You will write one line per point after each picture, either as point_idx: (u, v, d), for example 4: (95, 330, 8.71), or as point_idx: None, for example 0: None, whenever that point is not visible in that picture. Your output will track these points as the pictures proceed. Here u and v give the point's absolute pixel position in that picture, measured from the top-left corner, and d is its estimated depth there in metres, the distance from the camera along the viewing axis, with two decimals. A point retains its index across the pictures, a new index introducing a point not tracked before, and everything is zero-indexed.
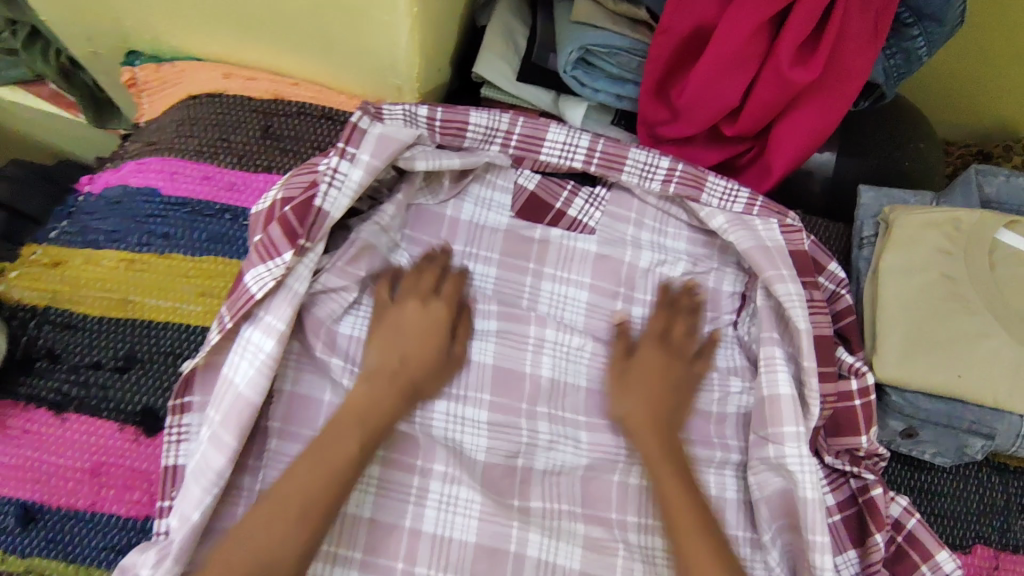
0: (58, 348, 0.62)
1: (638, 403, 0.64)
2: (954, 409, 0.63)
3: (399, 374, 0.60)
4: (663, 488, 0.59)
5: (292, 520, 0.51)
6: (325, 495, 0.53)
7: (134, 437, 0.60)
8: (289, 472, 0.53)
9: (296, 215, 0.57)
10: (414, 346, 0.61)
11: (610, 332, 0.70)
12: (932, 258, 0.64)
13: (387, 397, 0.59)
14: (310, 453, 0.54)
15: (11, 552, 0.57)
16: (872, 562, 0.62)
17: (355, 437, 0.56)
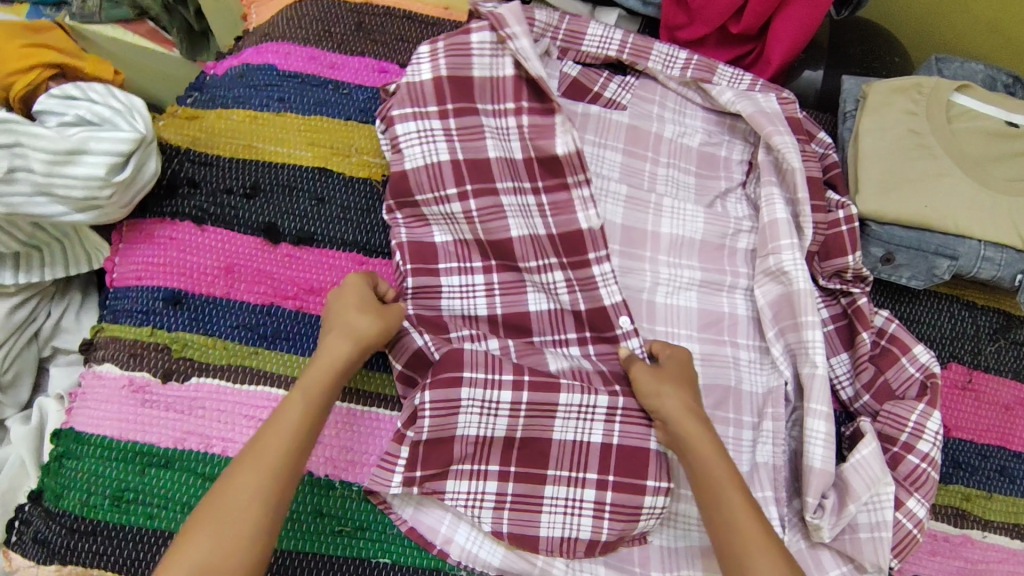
0: (197, 177, 0.76)
1: (676, 397, 0.64)
2: (922, 236, 0.78)
3: (334, 339, 0.63)
4: (707, 458, 0.61)
5: (269, 484, 0.55)
6: (260, 488, 0.55)
7: (261, 245, 0.74)
8: (229, 472, 0.55)
9: (476, 82, 0.78)
10: (351, 316, 0.64)
11: (641, 185, 0.84)
12: (901, 118, 0.80)
13: (329, 363, 0.62)
14: (245, 459, 0.56)
15: (162, 326, 0.70)
16: (861, 356, 0.75)
17: (292, 412, 0.58)
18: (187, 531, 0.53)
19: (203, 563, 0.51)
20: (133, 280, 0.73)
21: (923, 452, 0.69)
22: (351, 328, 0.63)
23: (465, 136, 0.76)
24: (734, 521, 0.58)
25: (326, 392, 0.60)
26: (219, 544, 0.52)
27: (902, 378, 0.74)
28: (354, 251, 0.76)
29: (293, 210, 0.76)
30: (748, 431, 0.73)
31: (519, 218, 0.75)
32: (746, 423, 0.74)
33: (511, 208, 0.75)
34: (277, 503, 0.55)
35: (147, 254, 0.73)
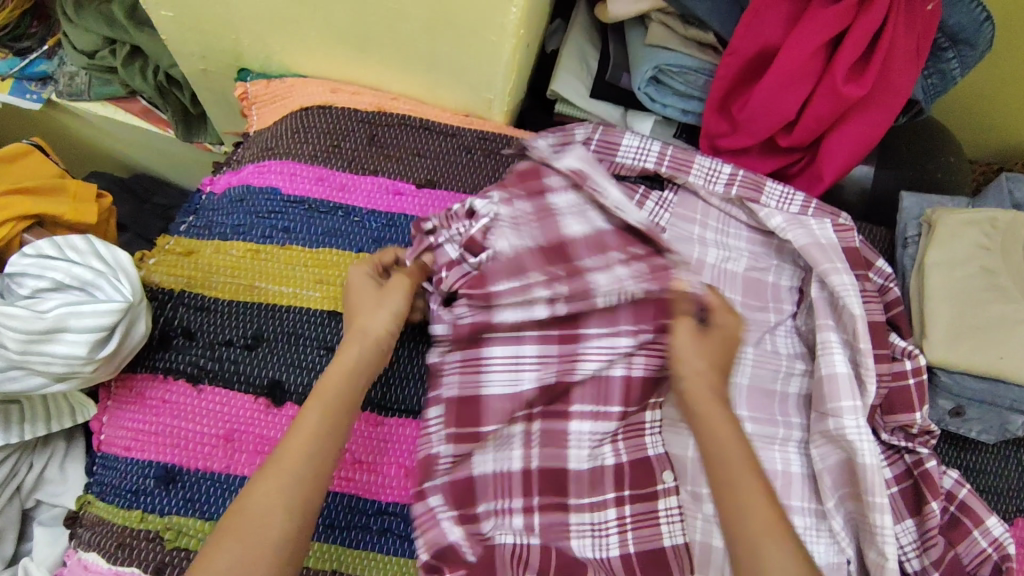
0: (193, 327, 0.69)
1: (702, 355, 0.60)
2: (996, 387, 0.70)
3: (350, 338, 0.61)
4: (719, 426, 0.57)
5: (293, 483, 0.53)
6: (286, 490, 0.52)
7: (263, 407, 0.66)
8: (260, 471, 0.54)
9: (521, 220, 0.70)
10: (365, 311, 0.62)
11: None
12: (973, 252, 0.72)
13: (352, 360, 0.60)
14: (270, 461, 0.54)
15: (153, 510, 0.63)
16: (929, 528, 0.68)
17: (320, 409, 0.56)
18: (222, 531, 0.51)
19: (234, 564, 0.49)
20: (121, 449, 0.65)
21: None
22: (363, 325, 0.62)
23: None
24: (747, 505, 0.53)
25: (347, 390, 0.58)
26: (248, 544, 0.50)
27: (973, 553, 0.68)
28: (368, 410, 0.67)
29: (299, 362, 0.68)
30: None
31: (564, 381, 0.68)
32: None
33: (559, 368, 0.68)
34: (306, 501, 0.53)
35: (137, 419, 0.66)
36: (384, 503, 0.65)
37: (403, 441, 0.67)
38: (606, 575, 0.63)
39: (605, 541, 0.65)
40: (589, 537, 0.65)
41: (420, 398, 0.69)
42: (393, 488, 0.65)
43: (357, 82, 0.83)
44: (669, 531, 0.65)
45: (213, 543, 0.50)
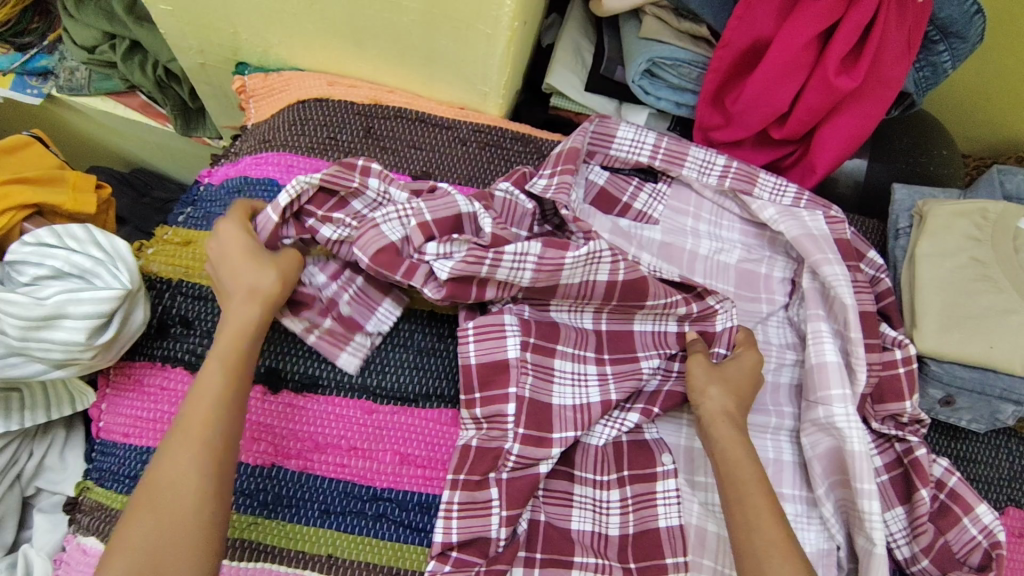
0: (190, 316, 0.70)
1: (724, 392, 0.65)
2: (986, 377, 0.71)
3: (237, 303, 0.62)
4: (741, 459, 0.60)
5: (196, 450, 0.54)
6: (193, 457, 0.54)
7: (262, 394, 0.67)
8: (163, 443, 0.55)
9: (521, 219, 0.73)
10: (245, 270, 0.63)
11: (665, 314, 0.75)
12: (963, 244, 0.73)
13: (242, 322, 0.61)
14: (172, 432, 0.55)
15: None
16: (919, 516, 0.68)
17: (213, 375, 0.58)
18: (133, 504, 0.52)
19: (155, 534, 0.51)
20: (120, 436, 0.66)
21: None
22: (249, 286, 0.62)
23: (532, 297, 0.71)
24: (757, 527, 0.56)
25: (239, 352, 0.60)
26: (166, 515, 0.51)
27: (963, 540, 0.68)
28: (363, 398, 0.68)
29: (297, 351, 0.69)
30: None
31: (571, 388, 0.68)
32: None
33: (563, 373, 0.69)
34: (216, 465, 0.54)
35: (135, 406, 0.67)
36: (378, 489, 0.66)
37: (398, 428, 0.68)
38: (595, 555, 0.64)
39: (606, 518, 0.67)
40: (590, 512, 0.67)
41: (413, 386, 0.70)
42: (407, 480, 0.66)
43: (353, 76, 0.85)
44: (666, 512, 0.66)
45: (131, 514, 0.52)
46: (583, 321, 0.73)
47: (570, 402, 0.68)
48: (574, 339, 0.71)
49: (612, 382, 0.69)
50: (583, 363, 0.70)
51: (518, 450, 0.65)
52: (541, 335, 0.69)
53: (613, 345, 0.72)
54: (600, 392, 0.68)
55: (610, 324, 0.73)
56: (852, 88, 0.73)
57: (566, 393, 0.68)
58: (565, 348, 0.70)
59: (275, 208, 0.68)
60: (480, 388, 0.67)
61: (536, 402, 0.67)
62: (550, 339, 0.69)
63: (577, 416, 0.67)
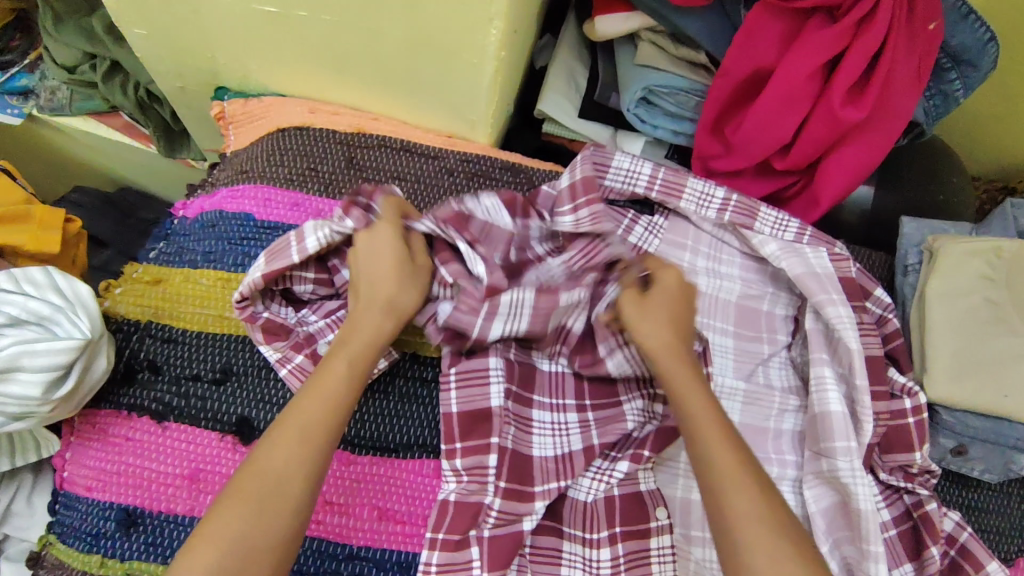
0: (159, 360, 0.66)
1: (662, 326, 0.60)
2: (1000, 426, 0.67)
3: (372, 300, 0.60)
4: (693, 412, 0.55)
5: (313, 446, 0.52)
6: (309, 455, 0.51)
7: (232, 446, 0.64)
8: (268, 431, 0.52)
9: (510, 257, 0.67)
10: (390, 273, 0.61)
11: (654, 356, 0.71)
12: (976, 283, 0.69)
13: (367, 333, 0.58)
14: (283, 422, 0.53)
15: (113, 555, 0.60)
16: (929, 575, 0.65)
17: (342, 371, 0.56)
18: (228, 494, 0.49)
19: (251, 524, 0.48)
20: (83, 489, 0.63)
21: None
22: (390, 295, 0.60)
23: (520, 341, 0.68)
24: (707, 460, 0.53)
25: (371, 353, 0.58)
26: (269, 505, 0.49)
27: None
28: (341, 448, 0.65)
29: (269, 398, 0.65)
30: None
31: (552, 437, 0.66)
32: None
33: (544, 424, 0.66)
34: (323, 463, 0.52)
35: (99, 458, 0.63)
36: (354, 547, 0.62)
37: (377, 481, 0.64)
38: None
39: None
40: (580, 572, 0.62)
41: (394, 435, 0.66)
42: (387, 540, 0.62)
43: (337, 103, 0.81)
44: (662, 571, 0.63)
45: (229, 495, 0.49)
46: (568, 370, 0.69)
47: (553, 453, 0.65)
48: (551, 388, 0.68)
49: (595, 429, 0.66)
50: (563, 412, 0.67)
51: (499, 505, 0.61)
52: (522, 382, 0.67)
53: (596, 390, 0.68)
54: (583, 438, 0.66)
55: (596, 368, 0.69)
56: (859, 120, 0.69)
57: (546, 442, 0.66)
58: (542, 400, 0.68)
59: (302, 252, 0.62)
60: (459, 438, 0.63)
61: (517, 453, 0.64)
62: (528, 386, 0.67)
63: (562, 466, 0.64)
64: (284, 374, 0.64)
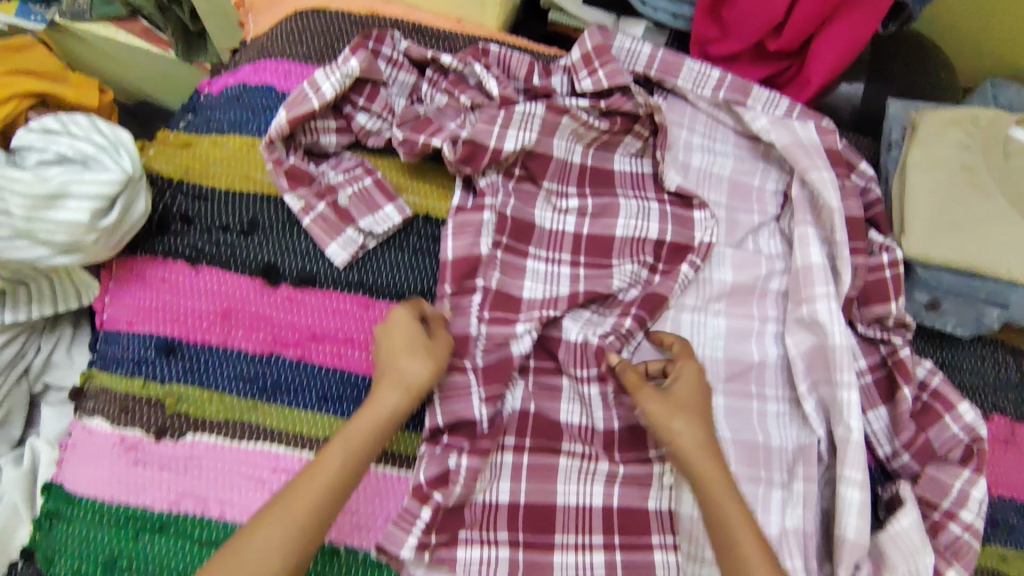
0: (191, 213, 0.71)
1: (689, 426, 0.61)
2: (973, 283, 0.72)
3: (387, 384, 0.61)
4: (717, 494, 0.59)
5: (308, 507, 0.55)
6: (303, 517, 0.54)
7: (261, 288, 0.69)
8: (277, 494, 0.55)
9: (517, 116, 0.73)
10: (404, 358, 0.61)
11: (646, 228, 0.75)
12: (956, 151, 0.74)
13: (373, 419, 0.59)
14: (290, 487, 0.56)
15: (155, 378, 0.66)
16: (901, 413, 0.70)
17: (336, 459, 0.57)
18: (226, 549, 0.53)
19: None
20: (123, 324, 0.68)
21: (966, 522, 0.65)
22: (397, 371, 0.61)
23: (522, 199, 0.75)
24: (726, 526, 0.57)
25: (363, 456, 0.58)
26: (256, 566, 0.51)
27: (945, 438, 0.69)
28: (361, 293, 0.70)
29: (294, 248, 0.71)
30: (775, 487, 0.68)
31: (545, 287, 0.73)
32: (772, 479, 0.68)
33: (540, 274, 0.73)
34: (317, 525, 0.55)
35: (138, 298, 0.69)
36: None
37: None
38: (581, 443, 0.67)
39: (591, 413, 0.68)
40: (577, 404, 0.69)
41: (409, 284, 0.71)
42: None
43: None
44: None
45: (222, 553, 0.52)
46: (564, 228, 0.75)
47: (542, 296, 0.72)
48: (547, 243, 0.75)
49: (583, 278, 0.73)
50: (557, 263, 0.74)
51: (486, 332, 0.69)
52: (513, 233, 0.73)
53: (590, 248, 0.75)
54: (571, 288, 0.73)
55: (592, 229, 0.75)
56: None
57: (536, 289, 0.73)
58: (538, 251, 0.74)
59: (319, 99, 0.69)
60: (451, 280, 0.70)
61: (502, 292, 0.71)
62: (523, 239, 0.74)
63: (547, 303, 0.71)
64: (307, 222, 0.70)
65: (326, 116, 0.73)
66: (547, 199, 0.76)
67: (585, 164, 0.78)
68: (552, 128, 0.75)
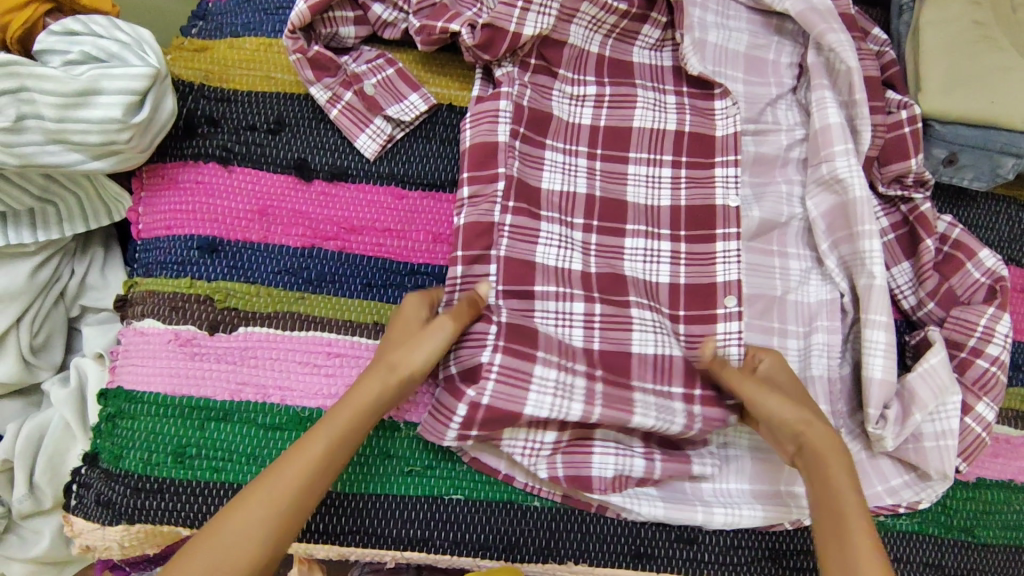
0: (216, 115, 0.71)
1: (789, 404, 0.61)
2: (988, 134, 0.74)
3: (380, 367, 0.60)
4: (838, 483, 0.57)
5: (281, 501, 0.53)
6: (276, 506, 0.53)
7: (294, 184, 0.70)
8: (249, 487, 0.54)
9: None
10: (399, 346, 0.60)
11: (665, 117, 0.75)
12: (967, 8, 0.75)
13: (358, 402, 0.58)
14: (264, 478, 0.54)
15: (200, 276, 0.67)
16: (924, 264, 0.72)
17: (314, 447, 0.56)
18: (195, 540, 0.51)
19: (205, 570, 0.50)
20: (162, 229, 0.69)
21: (994, 356, 0.68)
22: (395, 358, 0.60)
23: (537, 89, 0.74)
24: (843, 516, 0.56)
25: (341, 443, 0.57)
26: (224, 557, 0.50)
27: (968, 284, 0.72)
28: (392, 184, 0.71)
29: (323, 143, 0.71)
30: (794, 341, 0.71)
31: (564, 177, 0.72)
32: (790, 332, 0.72)
33: (556, 163, 0.73)
34: (291, 518, 0.53)
35: (173, 202, 0.69)
36: (416, 264, 0.69)
37: (427, 210, 0.71)
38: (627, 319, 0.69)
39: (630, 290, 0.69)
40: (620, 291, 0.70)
41: (439, 173, 0.72)
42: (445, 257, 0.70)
43: None
44: (724, 267, 0.70)
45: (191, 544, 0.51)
46: (581, 118, 0.75)
47: (560, 188, 0.72)
48: (565, 134, 0.74)
49: (599, 180, 0.73)
50: (575, 155, 0.74)
51: (512, 221, 0.68)
52: (531, 123, 0.72)
53: (607, 139, 0.75)
54: (587, 184, 0.73)
55: (610, 117, 0.75)
56: None
57: (555, 179, 0.72)
58: (555, 143, 0.73)
59: None
60: (469, 168, 0.69)
61: (524, 181, 0.70)
62: (540, 131, 0.73)
63: (565, 200, 0.71)
64: (335, 112, 0.71)
65: (342, 7, 0.72)
66: (563, 90, 0.75)
67: (603, 54, 0.77)
68: (571, 12, 0.75)
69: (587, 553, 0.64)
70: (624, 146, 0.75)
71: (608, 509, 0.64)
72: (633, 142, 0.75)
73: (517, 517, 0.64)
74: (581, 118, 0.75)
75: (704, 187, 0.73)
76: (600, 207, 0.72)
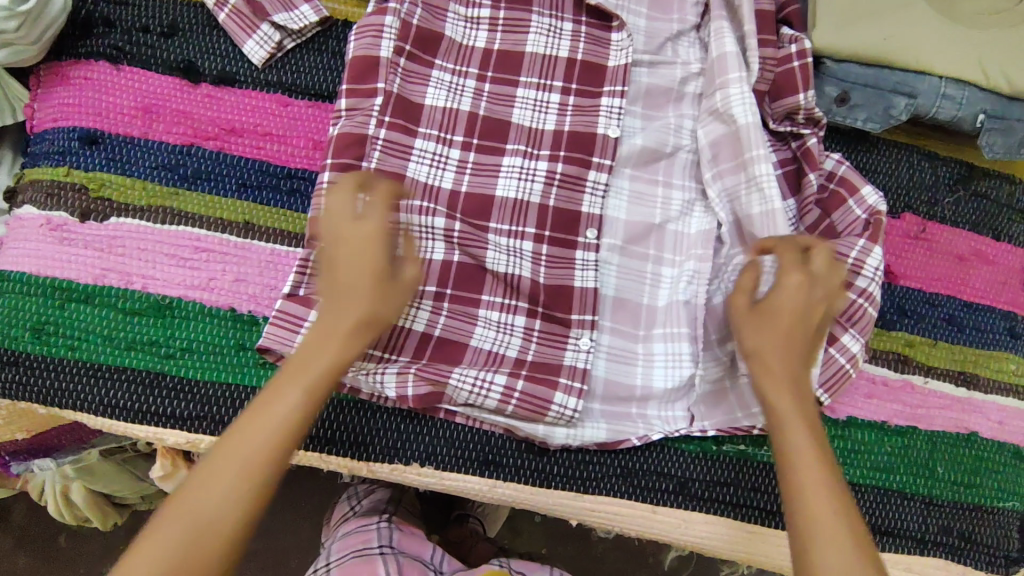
0: (112, 17, 0.72)
1: (772, 344, 0.53)
2: (880, 74, 0.73)
3: (350, 316, 0.52)
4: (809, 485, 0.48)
5: (230, 477, 0.48)
6: (232, 480, 0.48)
7: (181, 86, 0.71)
8: (206, 457, 0.49)
9: None
10: (345, 290, 0.52)
11: (558, 44, 0.75)
12: None
13: (323, 357, 0.52)
14: (216, 450, 0.49)
15: (78, 166, 0.68)
16: (805, 199, 0.72)
17: (286, 406, 0.50)
18: (148, 527, 0.47)
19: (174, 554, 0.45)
20: (50, 122, 0.70)
21: (860, 288, 0.68)
22: (370, 307, 0.53)
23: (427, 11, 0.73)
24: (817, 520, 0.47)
25: (317, 398, 0.51)
26: (190, 538, 0.46)
27: (849, 220, 0.71)
28: (278, 92, 0.72)
29: (214, 49, 0.72)
30: (669, 268, 0.72)
31: (448, 96, 0.72)
32: (667, 260, 0.72)
33: (442, 83, 0.73)
34: (254, 489, 0.48)
35: (62, 97, 0.70)
36: (293, 169, 0.70)
37: (310, 118, 0.72)
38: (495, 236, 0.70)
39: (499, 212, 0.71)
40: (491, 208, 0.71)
41: (326, 85, 0.73)
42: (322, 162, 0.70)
43: None
44: (591, 199, 0.71)
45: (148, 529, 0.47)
46: (473, 41, 0.75)
47: (442, 106, 0.72)
48: (455, 56, 0.74)
49: (485, 99, 0.73)
50: (462, 76, 0.73)
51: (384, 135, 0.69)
52: (417, 43, 0.72)
53: (498, 63, 0.74)
54: (472, 103, 0.73)
55: (503, 41, 0.75)
56: None
57: (440, 96, 0.72)
58: (445, 63, 0.73)
59: None
60: (350, 79, 0.70)
61: (404, 98, 0.71)
62: (428, 49, 0.73)
63: (447, 118, 0.72)
64: (223, 17, 0.71)
65: None
66: (457, 12, 0.75)
67: None
68: None
69: (434, 456, 0.67)
70: (515, 71, 0.74)
71: (456, 416, 0.66)
72: (525, 67, 0.74)
73: (368, 417, 0.67)
74: (473, 41, 0.75)
75: (589, 115, 0.73)
76: (482, 125, 0.72)
